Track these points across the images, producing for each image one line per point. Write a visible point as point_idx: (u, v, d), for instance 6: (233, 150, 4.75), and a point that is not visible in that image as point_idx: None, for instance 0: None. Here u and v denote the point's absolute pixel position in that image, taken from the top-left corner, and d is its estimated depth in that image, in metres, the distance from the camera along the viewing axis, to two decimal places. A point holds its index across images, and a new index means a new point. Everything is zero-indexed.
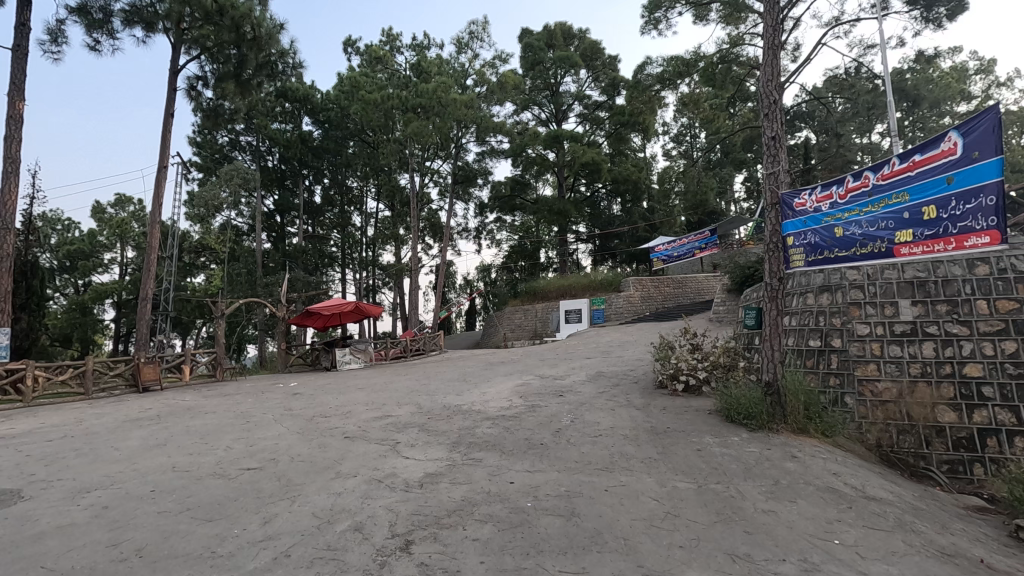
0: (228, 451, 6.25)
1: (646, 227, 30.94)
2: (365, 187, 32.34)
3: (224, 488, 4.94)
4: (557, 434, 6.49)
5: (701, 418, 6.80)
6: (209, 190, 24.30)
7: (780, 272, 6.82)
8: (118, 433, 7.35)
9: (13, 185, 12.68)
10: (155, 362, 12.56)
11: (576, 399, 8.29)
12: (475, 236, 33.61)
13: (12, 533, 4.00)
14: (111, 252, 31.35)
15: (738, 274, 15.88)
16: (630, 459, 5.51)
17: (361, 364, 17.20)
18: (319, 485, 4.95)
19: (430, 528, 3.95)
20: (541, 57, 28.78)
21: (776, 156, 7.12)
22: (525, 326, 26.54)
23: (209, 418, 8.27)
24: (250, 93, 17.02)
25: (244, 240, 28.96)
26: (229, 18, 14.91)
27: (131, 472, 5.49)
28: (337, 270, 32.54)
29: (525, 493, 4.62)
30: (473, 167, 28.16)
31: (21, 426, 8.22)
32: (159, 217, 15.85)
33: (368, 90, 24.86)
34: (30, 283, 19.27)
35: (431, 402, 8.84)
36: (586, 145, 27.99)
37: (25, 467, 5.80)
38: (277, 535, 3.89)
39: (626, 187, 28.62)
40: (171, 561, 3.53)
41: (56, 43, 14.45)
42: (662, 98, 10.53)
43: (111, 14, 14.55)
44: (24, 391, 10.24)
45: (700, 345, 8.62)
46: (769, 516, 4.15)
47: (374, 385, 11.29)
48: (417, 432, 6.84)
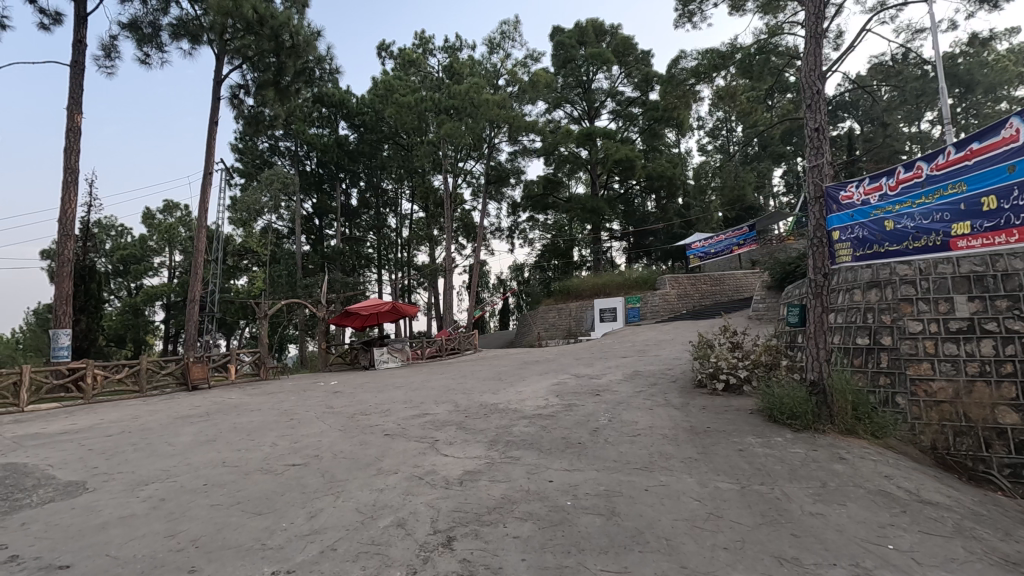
0: (274, 448, 6.44)
1: (682, 224, 30.52)
2: (400, 188, 32.85)
3: (272, 483, 5.11)
4: (594, 433, 6.45)
5: (743, 418, 6.66)
6: (250, 195, 24.94)
7: (824, 267, 6.62)
8: (171, 429, 7.68)
9: (71, 194, 13.40)
10: (203, 361, 13.06)
11: (613, 398, 8.21)
12: (508, 235, 33.80)
13: (78, 523, 4.23)
14: (160, 257, 32.81)
15: (778, 271, 15.38)
16: (670, 458, 5.43)
17: (398, 363, 17.43)
18: (362, 482, 5.05)
19: (471, 525, 3.99)
20: (574, 55, 28.63)
21: (820, 148, 6.92)
22: (559, 325, 26.50)
23: (255, 415, 8.53)
24: (289, 99, 17.47)
25: (284, 242, 29.82)
26: (269, 27, 15.43)
27: (184, 467, 5.73)
28: (373, 271, 33.27)
29: (565, 492, 4.61)
30: (505, 167, 28.29)
31: (83, 421, 8.68)
32: (205, 221, 16.47)
33: (401, 92, 25.27)
34: (89, 287, 20.37)
35: (468, 400, 8.91)
36: (619, 142, 27.68)
37: (88, 460, 6.13)
38: (323, 529, 4.00)
39: (660, 183, 28.14)
40: (224, 552, 3.66)
41: (109, 58, 15.21)
42: (697, 93, 10.39)
43: (159, 28, 15.21)
44: (85, 388, 10.84)
45: (740, 343, 8.44)
46: (818, 519, 4.04)
47: (412, 384, 11.45)
48: (455, 431, 6.91)
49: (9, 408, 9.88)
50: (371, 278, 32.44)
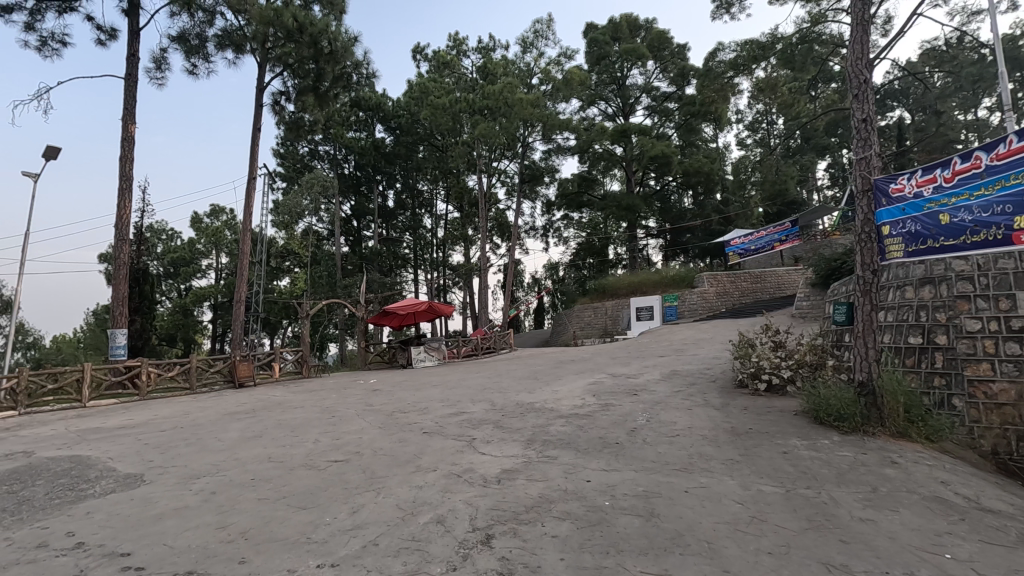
0: (317, 444, 6.62)
1: (720, 220, 29.75)
2: (435, 189, 33.25)
3: (315, 479, 5.25)
4: (632, 433, 6.38)
5: (786, 419, 6.46)
6: (291, 198, 25.66)
7: (874, 263, 6.36)
8: (220, 425, 7.98)
9: (126, 201, 14.09)
10: (249, 360, 13.52)
11: (651, 398, 8.10)
12: (542, 234, 33.76)
13: (136, 514, 4.45)
14: (208, 259, 34.15)
15: (823, 268, 14.84)
16: (710, 460, 5.33)
17: (435, 362, 17.67)
18: (401, 478, 5.14)
19: (509, 523, 4.01)
20: (608, 51, 28.32)
21: (868, 140, 6.65)
22: (594, 324, 26.33)
23: (298, 413, 8.79)
24: (328, 104, 17.90)
25: (324, 244, 30.53)
26: (308, 35, 15.79)
27: (233, 462, 5.95)
28: (409, 271, 33.79)
29: (602, 492, 4.59)
30: (539, 165, 28.25)
31: (138, 417, 9.12)
32: (249, 225, 17.02)
33: (436, 95, 25.57)
34: (142, 289, 21.38)
35: (504, 399, 8.96)
36: (655, 137, 27.22)
37: (145, 454, 6.45)
38: (365, 525, 4.09)
39: (697, 179, 27.58)
40: (271, 545, 3.79)
41: (160, 70, 15.92)
42: (735, 86, 10.17)
43: (205, 39, 15.83)
44: (140, 385, 11.40)
45: (783, 342, 8.20)
46: (868, 525, 3.89)
47: (449, 382, 11.56)
48: (492, 429, 6.94)
49: (73, 404, 10.47)
50: (407, 278, 32.95)
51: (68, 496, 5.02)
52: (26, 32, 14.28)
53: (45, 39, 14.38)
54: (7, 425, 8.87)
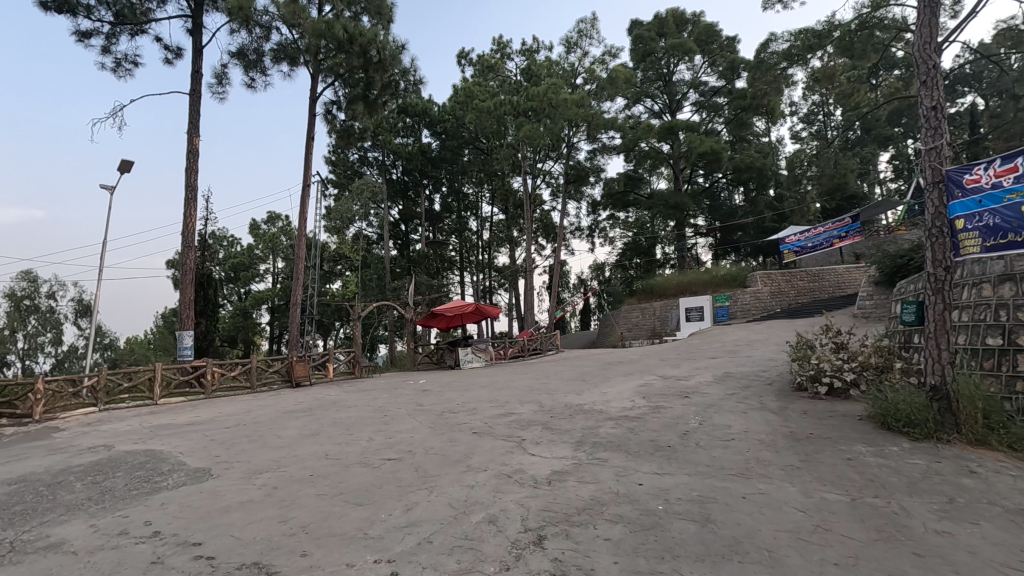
0: (371, 442, 6.81)
1: (774, 217, 28.60)
2: (480, 192, 33.55)
3: (369, 476, 5.40)
4: (685, 436, 6.24)
5: (850, 425, 6.16)
6: (343, 204, 26.45)
7: (946, 260, 6.03)
8: (279, 423, 8.33)
9: (192, 210, 14.92)
10: (305, 360, 14.05)
11: (703, 401, 7.90)
12: (588, 235, 33.49)
13: (206, 506, 4.70)
14: (265, 264, 35.70)
15: (887, 265, 14.07)
16: (768, 465, 5.15)
17: (482, 362, 17.85)
18: (453, 478, 5.21)
19: (561, 525, 4.00)
20: (653, 48, 27.78)
21: (938, 129, 6.28)
22: (642, 325, 25.89)
23: (352, 412, 9.05)
24: (377, 112, 18.37)
25: (374, 247, 31.28)
26: (358, 45, 16.29)
27: (293, 458, 6.21)
28: (455, 273, 34.29)
29: (655, 496, 4.51)
30: (584, 165, 27.93)
31: (205, 414, 9.63)
32: (304, 230, 17.68)
33: (481, 98, 25.82)
34: (207, 293, 22.58)
35: (553, 400, 8.95)
36: (703, 133, 26.53)
37: (212, 449, 6.81)
38: (419, 522, 4.17)
39: (749, 175, 26.76)
40: (331, 539, 3.92)
41: (221, 85, 16.78)
42: (790, 77, 9.84)
43: (262, 54, 16.58)
44: (205, 384, 12.05)
45: (846, 344, 7.84)
46: (944, 538, 3.66)
47: (497, 383, 11.66)
48: (541, 430, 6.95)
49: (146, 401, 11.16)
50: (453, 280, 33.38)
51: (144, 487, 5.35)
52: (103, 55, 15.36)
53: (119, 61, 15.45)
54: (88, 421, 9.54)
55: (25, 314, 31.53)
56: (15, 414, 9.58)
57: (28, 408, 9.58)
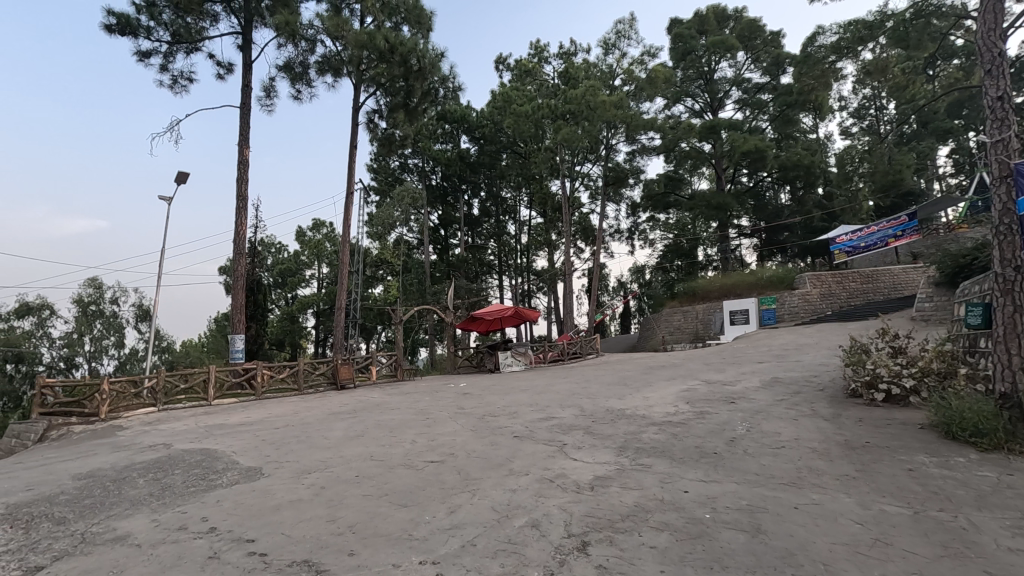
0: (414, 444, 6.91)
1: (823, 216, 27.54)
2: (518, 196, 33.67)
3: (413, 478, 5.48)
4: (732, 443, 6.06)
5: (910, 434, 5.85)
6: (384, 210, 27.00)
7: (1015, 259, 5.65)
8: (325, 424, 8.57)
9: (243, 219, 15.53)
10: (349, 363, 14.41)
11: (750, 407, 7.67)
12: (628, 237, 33.07)
13: (258, 504, 4.87)
14: (311, 269, 36.82)
15: (948, 265, 13.33)
16: (822, 475, 4.94)
17: (522, 366, 17.87)
18: (495, 481, 5.23)
19: (605, 531, 3.95)
20: (693, 46, 27.25)
21: (1005, 120, 5.89)
22: (684, 328, 25.38)
23: (396, 414, 9.22)
24: (417, 119, 18.71)
25: (415, 252, 31.77)
26: (399, 54, 16.62)
27: (339, 458, 6.37)
28: (495, 277, 34.56)
29: (701, 504, 4.40)
30: (624, 167, 27.60)
31: (255, 415, 10.00)
32: (347, 237, 18.13)
33: (518, 103, 25.92)
34: (256, 298, 23.47)
35: (594, 405, 8.87)
36: (747, 132, 25.82)
37: (263, 449, 7.06)
38: (462, 525, 4.20)
39: (796, 173, 25.89)
40: (377, 539, 4.00)
41: (270, 98, 17.45)
42: (839, 70, 9.47)
43: (307, 67, 17.13)
44: (255, 385, 12.51)
45: (904, 348, 7.47)
46: (1019, 556, 3.42)
47: (537, 387, 11.65)
48: (582, 435, 6.89)
49: (201, 402, 11.68)
50: (492, 284, 33.60)
51: (201, 484, 5.59)
52: (161, 72, 16.23)
53: (175, 78, 16.27)
54: (149, 420, 10.05)
55: (91, 319, 33.52)
56: (83, 413, 10.17)
57: (95, 406, 10.17)
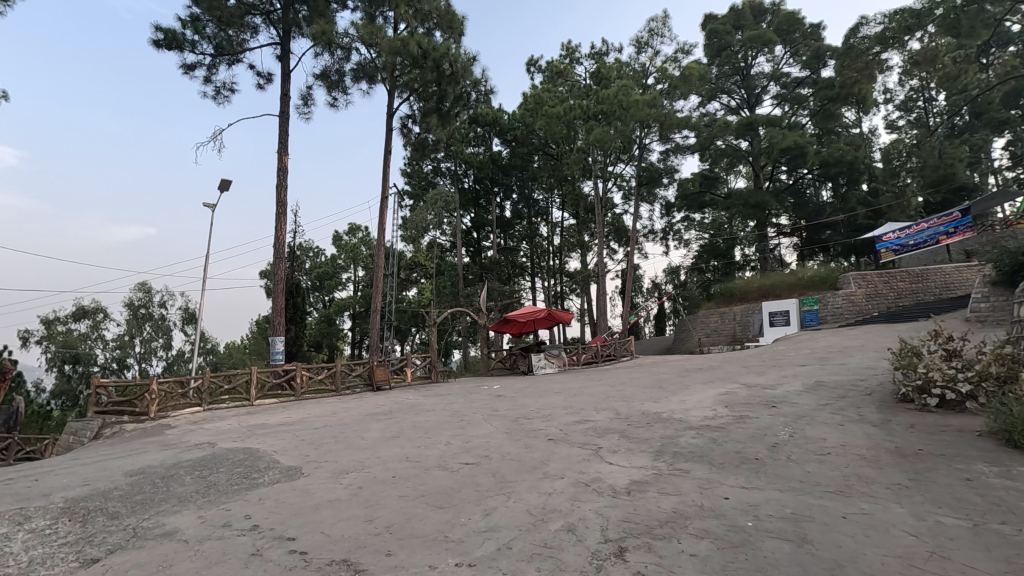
0: (449, 446, 6.95)
1: (867, 214, 26.54)
2: (550, 198, 33.59)
3: (448, 479, 5.51)
4: (774, 449, 5.88)
5: (967, 441, 5.55)
6: (418, 214, 27.33)
7: None
8: (362, 425, 8.71)
9: (282, 224, 15.97)
10: (385, 365, 14.62)
11: (793, 411, 7.41)
12: (662, 237, 32.58)
13: (299, 502, 4.98)
14: (347, 273, 37.58)
15: (1006, 263, 12.64)
16: (871, 483, 4.74)
17: (555, 368, 17.82)
18: (530, 484, 5.21)
19: (643, 537, 3.88)
20: (729, 42, 26.56)
21: None
22: (722, 330, 24.81)
23: (430, 415, 9.30)
24: (450, 124, 18.86)
25: (448, 255, 32.04)
26: (432, 60, 16.83)
27: (376, 459, 6.46)
28: (527, 278, 34.61)
29: (743, 511, 4.27)
30: (657, 167, 27.21)
31: (295, 415, 10.26)
32: (382, 241, 18.42)
33: (550, 104, 25.87)
34: (295, 301, 24.09)
35: (629, 408, 8.75)
36: (786, 128, 25.08)
37: (303, 448, 7.22)
38: (498, 527, 4.19)
39: (838, 169, 25.03)
40: (413, 540, 4.03)
41: (308, 106, 17.93)
42: (884, 61, 9.08)
43: (343, 74, 17.50)
44: (295, 386, 12.82)
45: (959, 351, 7.09)
46: None
47: (571, 389, 11.57)
48: (618, 439, 6.79)
49: (244, 402, 12.04)
50: (525, 285, 33.60)
51: (244, 482, 5.76)
52: (205, 84, 16.85)
53: (218, 89, 16.87)
54: (195, 419, 10.42)
55: (141, 321, 35.00)
56: (134, 411, 10.63)
57: (145, 406, 10.60)
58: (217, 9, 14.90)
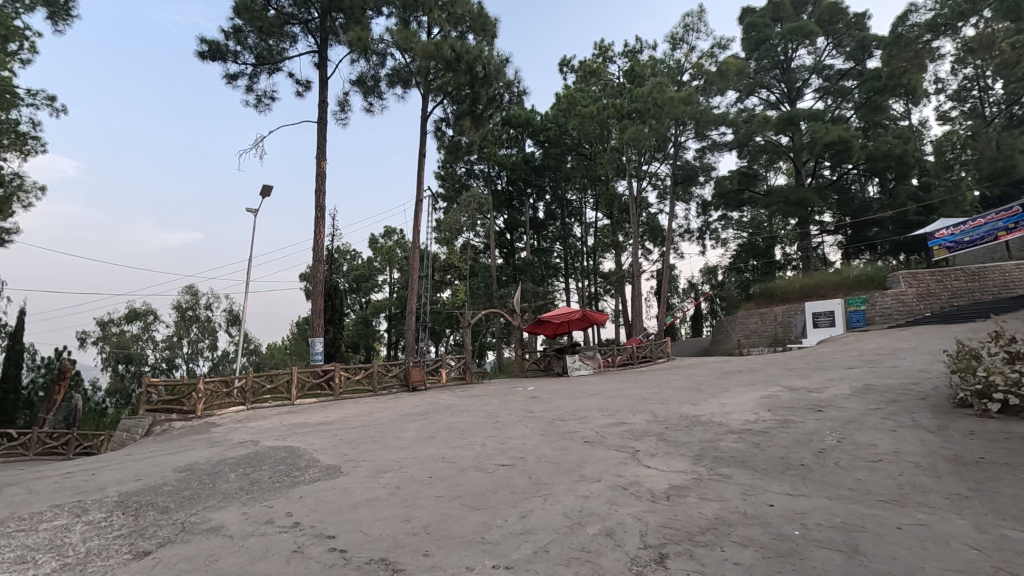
0: (484, 447, 6.95)
1: (918, 210, 25.35)
2: (584, 198, 33.35)
3: (484, 481, 5.50)
4: (821, 455, 5.65)
5: None
6: (451, 216, 27.55)
7: None
8: (398, 425, 8.80)
9: (321, 228, 16.34)
10: (420, 366, 14.78)
11: (841, 416, 7.12)
12: (699, 237, 31.92)
13: (338, 501, 5.06)
14: (383, 275, 38.21)
15: None
16: (928, 493, 4.49)
17: (590, 370, 17.66)
18: (567, 487, 5.15)
19: (684, 544, 3.78)
20: (768, 35, 25.84)
21: None
22: (762, 332, 24.13)
23: (465, 416, 9.32)
24: (483, 125, 18.92)
25: (481, 257, 32.16)
26: (465, 62, 16.96)
27: (412, 459, 6.51)
28: (561, 279, 34.49)
29: (789, 519, 4.11)
30: (693, 165, 26.68)
31: (334, 415, 10.46)
32: (417, 243, 18.63)
33: (583, 104, 25.71)
34: (333, 303, 24.62)
35: (667, 411, 8.57)
36: (829, 122, 24.20)
37: (341, 447, 7.34)
38: (535, 530, 4.15)
39: (886, 163, 24.03)
40: (450, 541, 4.03)
41: (345, 112, 18.31)
42: (936, 50, 8.65)
43: (379, 80, 17.81)
44: (333, 386, 13.09)
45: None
46: None
47: (607, 391, 11.41)
48: (656, 442, 6.66)
49: (285, 401, 12.36)
50: (559, 286, 33.45)
51: (285, 480, 5.89)
52: (247, 93, 17.42)
53: (260, 97, 17.42)
54: (239, 418, 10.74)
55: (189, 323, 36.43)
56: (182, 410, 11.02)
57: (192, 405, 10.98)
58: (259, 19, 15.54)
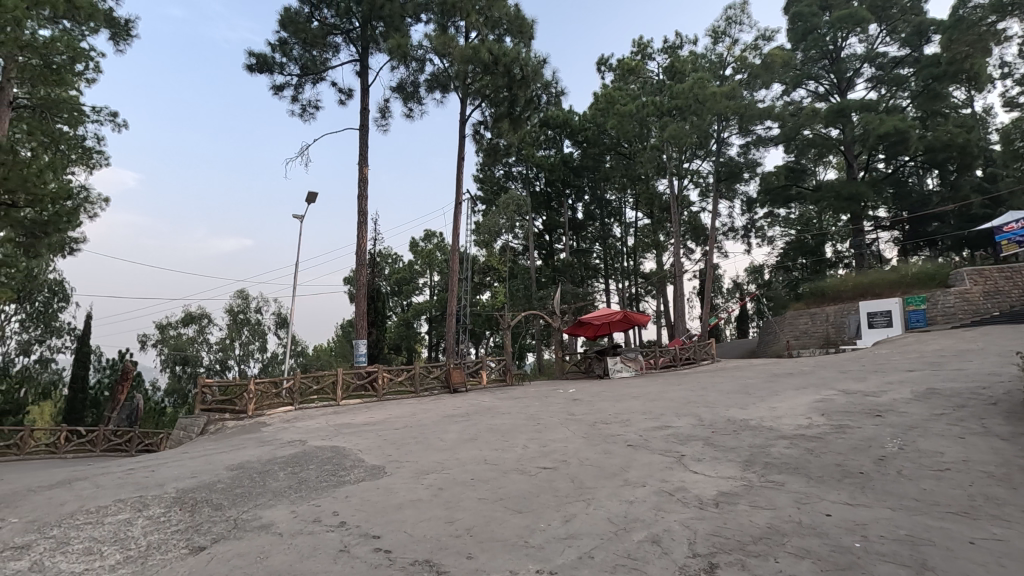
0: (526, 449, 6.91)
1: (983, 202, 23.87)
2: (623, 198, 32.92)
3: (526, 484, 5.46)
4: (882, 462, 5.34)
5: None
6: (490, 219, 27.71)
7: None
8: (440, 427, 8.86)
9: (363, 233, 16.70)
10: (461, 367, 14.88)
11: (903, 421, 6.72)
12: (743, 235, 31.00)
13: (382, 501, 5.12)
14: (424, 278, 38.76)
15: None
16: (1002, 506, 4.18)
17: (632, 372, 17.39)
18: (611, 491, 5.05)
19: (736, 553, 3.63)
20: (816, 24, 24.86)
21: None
22: (813, 332, 23.21)
23: (506, 418, 9.31)
24: (521, 127, 18.90)
25: (520, 258, 32.14)
26: (502, 65, 17.05)
27: (454, 461, 6.54)
28: (601, 280, 34.19)
29: (849, 531, 3.90)
30: (737, 161, 25.95)
31: (378, 415, 10.64)
32: (456, 245, 18.78)
33: (622, 103, 25.39)
34: (376, 305, 25.11)
35: (713, 414, 8.31)
36: (883, 112, 23.07)
37: (385, 448, 7.45)
38: (579, 535, 4.09)
39: (946, 154, 22.76)
40: (493, 544, 4.01)
41: (385, 118, 18.66)
42: None
43: (418, 85, 18.06)
44: (377, 387, 13.33)
45: None
46: None
47: (650, 394, 11.18)
48: (703, 447, 6.46)
49: (331, 401, 12.67)
50: (599, 287, 33.12)
51: (331, 480, 6.02)
52: (292, 102, 17.98)
53: (304, 106, 17.97)
54: (287, 418, 11.06)
55: (240, 326, 37.89)
56: (234, 410, 11.45)
57: (243, 405, 11.39)
58: (303, 31, 16.05)
